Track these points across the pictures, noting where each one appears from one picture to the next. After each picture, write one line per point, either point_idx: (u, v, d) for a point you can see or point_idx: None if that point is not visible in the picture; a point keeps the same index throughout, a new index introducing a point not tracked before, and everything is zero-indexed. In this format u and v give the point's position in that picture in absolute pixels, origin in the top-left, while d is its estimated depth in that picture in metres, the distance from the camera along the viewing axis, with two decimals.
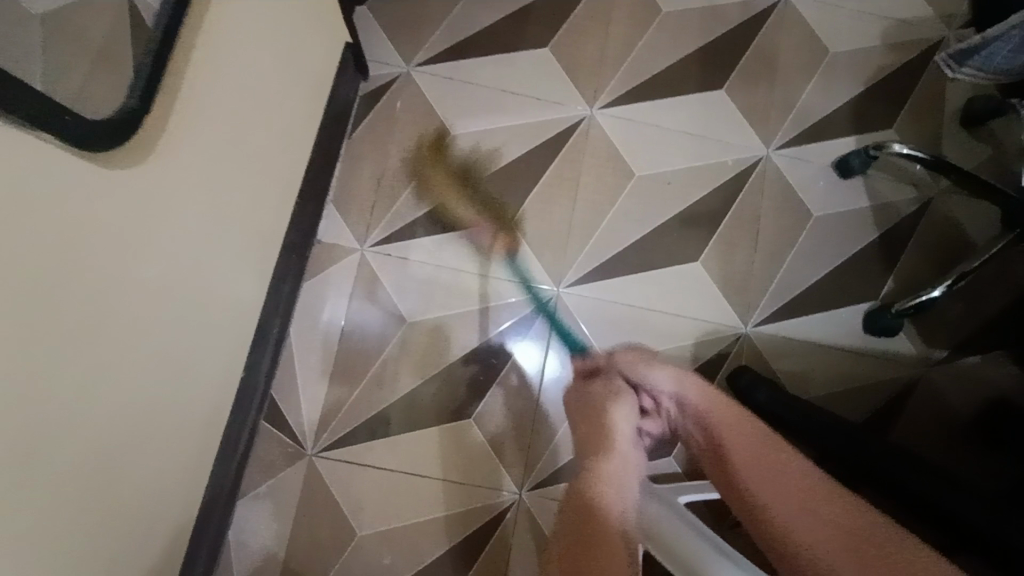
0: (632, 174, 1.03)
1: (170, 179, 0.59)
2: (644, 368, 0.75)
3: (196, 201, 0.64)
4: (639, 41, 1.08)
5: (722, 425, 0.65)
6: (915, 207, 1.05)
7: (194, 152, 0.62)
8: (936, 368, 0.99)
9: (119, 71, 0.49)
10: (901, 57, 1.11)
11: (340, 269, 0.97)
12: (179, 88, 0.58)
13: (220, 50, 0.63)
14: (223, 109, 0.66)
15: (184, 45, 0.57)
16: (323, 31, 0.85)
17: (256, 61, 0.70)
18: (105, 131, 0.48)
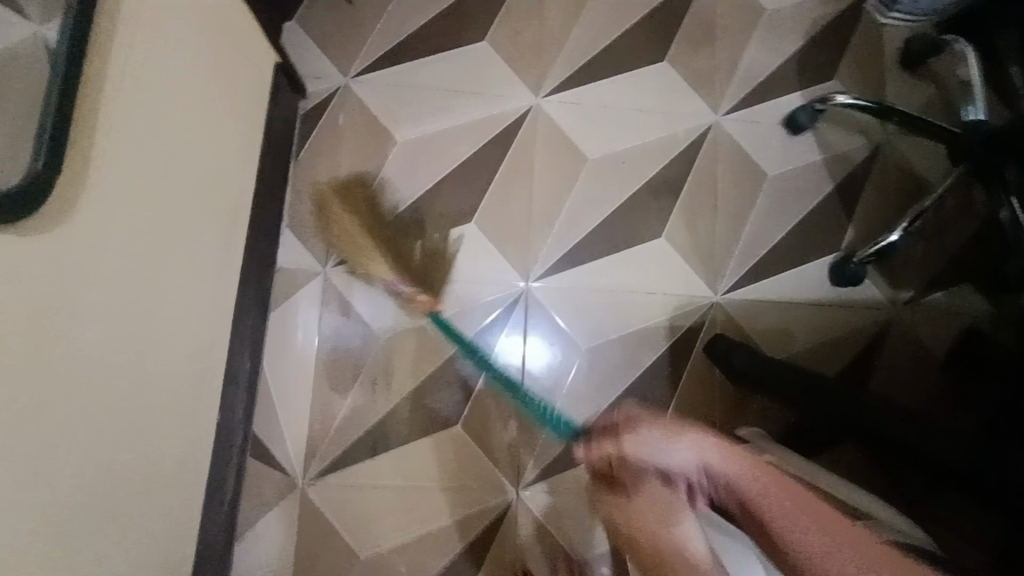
0: (586, 158, 1.03)
1: (101, 235, 0.57)
2: (655, 447, 0.54)
3: (134, 252, 0.62)
4: (575, 23, 1.07)
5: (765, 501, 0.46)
6: (867, 152, 1.06)
7: (122, 205, 0.60)
8: (905, 309, 1.02)
9: (24, 134, 0.47)
10: (835, 7, 1.11)
11: (305, 294, 0.95)
12: (92, 138, 0.55)
13: (133, 92, 0.60)
14: (146, 152, 0.63)
15: (91, 92, 0.55)
16: (246, 54, 0.83)
17: (175, 95, 0.67)
18: (12, 203, 0.46)
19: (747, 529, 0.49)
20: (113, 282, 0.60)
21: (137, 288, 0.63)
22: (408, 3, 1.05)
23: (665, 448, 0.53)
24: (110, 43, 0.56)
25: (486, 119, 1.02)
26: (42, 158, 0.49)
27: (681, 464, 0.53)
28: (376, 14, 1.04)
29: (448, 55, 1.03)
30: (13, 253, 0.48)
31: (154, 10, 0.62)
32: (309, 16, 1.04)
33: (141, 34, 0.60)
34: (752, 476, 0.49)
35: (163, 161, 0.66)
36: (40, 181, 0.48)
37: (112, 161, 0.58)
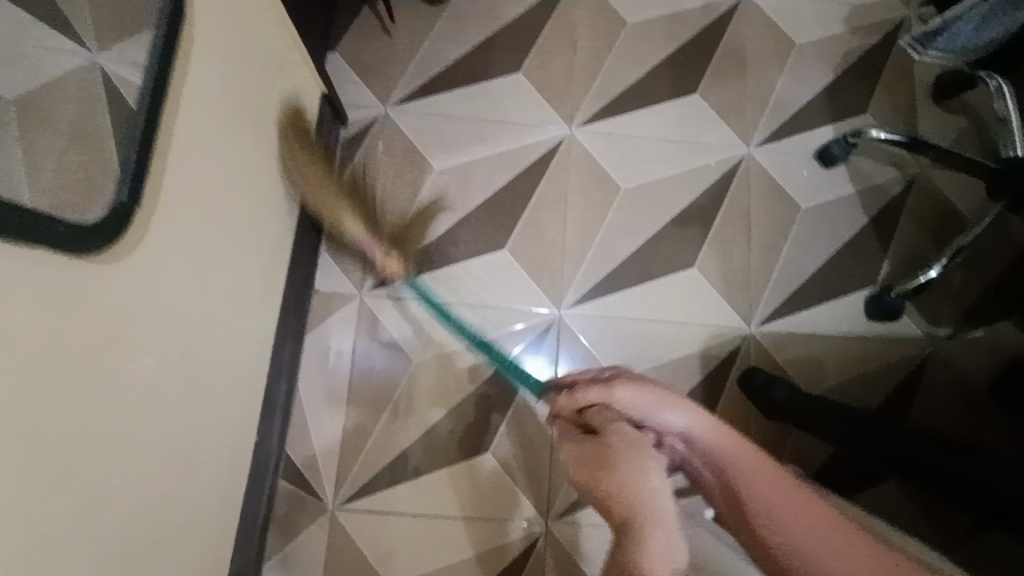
0: (619, 187, 1.03)
1: (163, 263, 0.60)
2: (652, 404, 0.56)
3: (191, 278, 0.65)
4: (608, 55, 1.09)
5: (744, 471, 0.53)
6: (901, 185, 1.06)
7: (185, 230, 0.62)
8: (943, 344, 1.00)
9: (108, 165, 0.50)
10: (866, 42, 1.12)
11: (339, 318, 0.96)
12: (163, 171, 0.58)
13: (199, 124, 0.63)
14: (207, 183, 0.66)
15: (164, 128, 0.58)
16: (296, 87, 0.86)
17: (234, 126, 0.70)
18: (97, 233, 0.49)
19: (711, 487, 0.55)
20: (173, 308, 0.62)
21: (193, 312, 0.65)
22: (445, 35, 1.08)
23: (659, 407, 0.56)
24: (182, 81, 0.59)
25: (521, 148, 1.03)
26: (123, 190, 0.52)
27: (671, 425, 0.55)
28: (414, 46, 1.07)
29: (483, 85, 1.06)
30: (85, 283, 0.50)
31: (219, 48, 0.65)
32: (350, 48, 1.07)
33: (208, 71, 0.64)
34: (735, 447, 0.54)
35: (221, 191, 0.69)
36: (121, 212, 0.51)
37: (178, 192, 0.61)
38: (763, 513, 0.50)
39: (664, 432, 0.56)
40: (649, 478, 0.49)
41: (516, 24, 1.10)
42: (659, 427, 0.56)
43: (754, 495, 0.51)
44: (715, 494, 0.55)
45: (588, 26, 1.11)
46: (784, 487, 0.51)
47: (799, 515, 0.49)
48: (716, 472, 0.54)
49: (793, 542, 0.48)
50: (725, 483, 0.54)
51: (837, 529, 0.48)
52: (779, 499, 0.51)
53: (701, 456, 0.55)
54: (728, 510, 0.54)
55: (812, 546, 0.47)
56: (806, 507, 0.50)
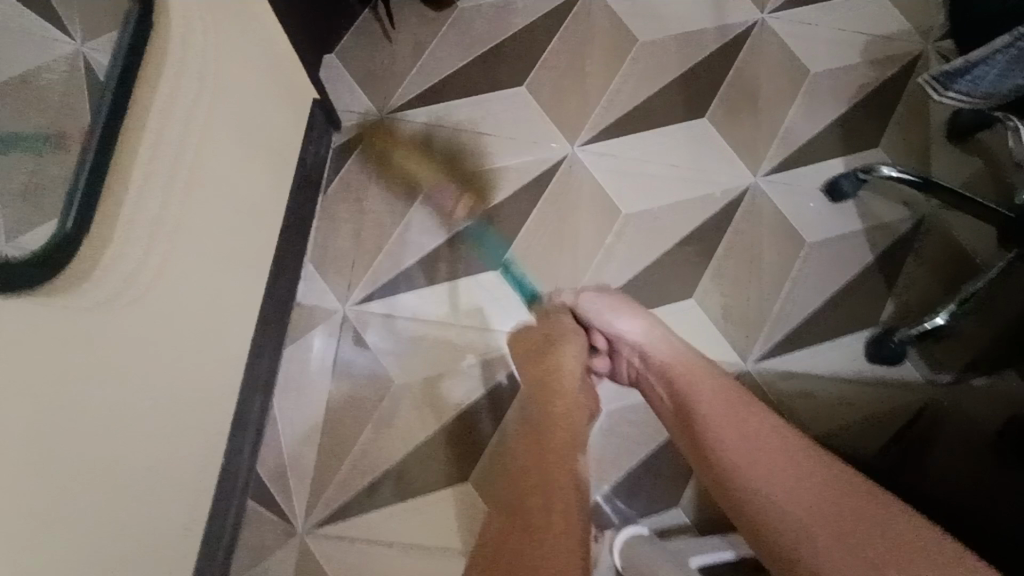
0: (619, 211, 1.00)
1: (117, 288, 0.57)
2: (610, 315, 0.75)
3: (150, 301, 0.61)
4: (616, 73, 1.06)
5: (693, 389, 0.63)
6: (911, 224, 1.03)
7: (145, 251, 0.59)
8: (944, 392, 0.97)
9: (55, 189, 0.47)
10: (881, 75, 1.10)
11: (321, 333, 0.92)
12: (124, 190, 0.55)
13: (170, 138, 0.60)
14: (177, 199, 0.63)
15: (126, 144, 0.54)
16: (287, 93, 0.82)
17: (212, 136, 0.66)
18: (34, 267, 0.45)
19: (663, 403, 0.67)
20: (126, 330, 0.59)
21: (151, 338, 0.62)
22: (449, 43, 1.04)
23: (618, 317, 0.75)
24: (152, 92, 0.56)
25: (521, 165, 1.00)
26: (70, 219, 0.48)
27: (628, 333, 0.74)
28: (416, 52, 1.04)
29: (485, 97, 1.02)
30: (19, 315, 0.46)
31: (198, 55, 0.62)
32: (350, 51, 1.03)
33: (183, 82, 0.60)
34: (684, 365, 0.68)
35: (194, 206, 0.66)
36: (66, 243, 0.48)
37: (141, 212, 0.58)
38: (712, 433, 0.57)
39: (618, 339, 0.75)
40: (571, 361, 0.73)
41: (523, 35, 1.06)
42: (616, 332, 0.75)
43: (707, 418, 0.59)
44: (671, 420, 0.65)
45: (597, 42, 1.07)
46: (740, 414, 0.58)
47: (752, 434, 0.55)
48: (659, 374, 0.69)
49: (737, 453, 0.54)
50: (682, 405, 0.63)
51: (784, 449, 0.53)
52: (729, 422, 0.57)
53: (649, 364, 0.71)
54: (681, 431, 0.63)
55: (755, 459, 0.53)
56: (761, 430, 0.55)
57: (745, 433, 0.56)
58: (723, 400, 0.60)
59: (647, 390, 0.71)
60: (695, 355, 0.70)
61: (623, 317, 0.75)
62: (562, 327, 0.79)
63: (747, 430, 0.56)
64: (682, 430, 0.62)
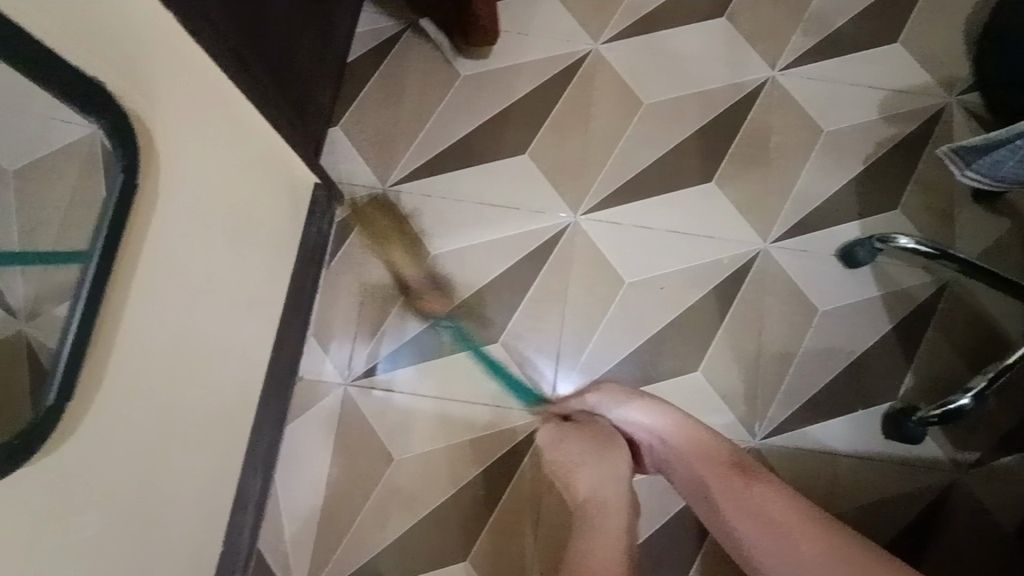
0: (622, 281, 0.98)
1: (115, 420, 0.58)
2: (619, 408, 0.75)
3: (149, 419, 0.63)
4: (622, 136, 1.05)
5: (709, 473, 0.65)
6: (932, 291, 0.98)
7: (138, 382, 0.61)
8: (969, 473, 0.92)
9: (35, 367, 0.48)
10: (901, 132, 1.05)
11: (322, 408, 0.93)
12: (116, 323, 0.57)
13: (160, 270, 0.61)
14: (170, 317, 0.64)
15: (118, 284, 0.56)
16: (282, 186, 0.83)
17: (204, 251, 0.68)
18: (13, 454, 0.47)
19: (683, 482, 0.69)
20: (122, 454, 0.60)
21: (142, 461, 0.63)
22: (454, 110, 1.05)
23: (622, 407, 0.74)
24: (147, 226, 0.59)
25: (521, 235, 0.99)
26: (53, 392, 0.50)
27: (635, 421, 0.73)
28: (421, 121, 1.05)
29: (488, 167, 1.02)
30: (14, 483, 0.48)
31: (191, 175, 0.64)
32: (355, 121, 1.05)
33: (172, 212, 0.62)
34: (695, 443, 0.69)
35: (189, 318, 0.67)
36: (49, 414, 0.50)
37: (132, 342, 0.59)
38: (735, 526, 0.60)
39: (634, 428, 0.73)
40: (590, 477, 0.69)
41: (529, 100, 1.06)
42: (625, 422, 0.74)
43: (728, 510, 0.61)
44: (691, 497, 0.69)
45: (604, 104, 1.06)
46: (750, 476, 0.63)
47: (768, 509, 0.58)
48: (677, 463, 0.69)
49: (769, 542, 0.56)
50: (700, 487, 0.66)
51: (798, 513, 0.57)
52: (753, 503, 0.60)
53: (669, 451, 0.70)
54: (704, 510, 0.66)
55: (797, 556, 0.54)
56: (775, 500, 0.59)
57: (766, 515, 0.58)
58: (734, 475, 0.63)
59: (668, 470, 0.72)
60: (706, 433, 0.70)
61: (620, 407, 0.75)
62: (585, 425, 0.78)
63: (764, 505, 0.59)
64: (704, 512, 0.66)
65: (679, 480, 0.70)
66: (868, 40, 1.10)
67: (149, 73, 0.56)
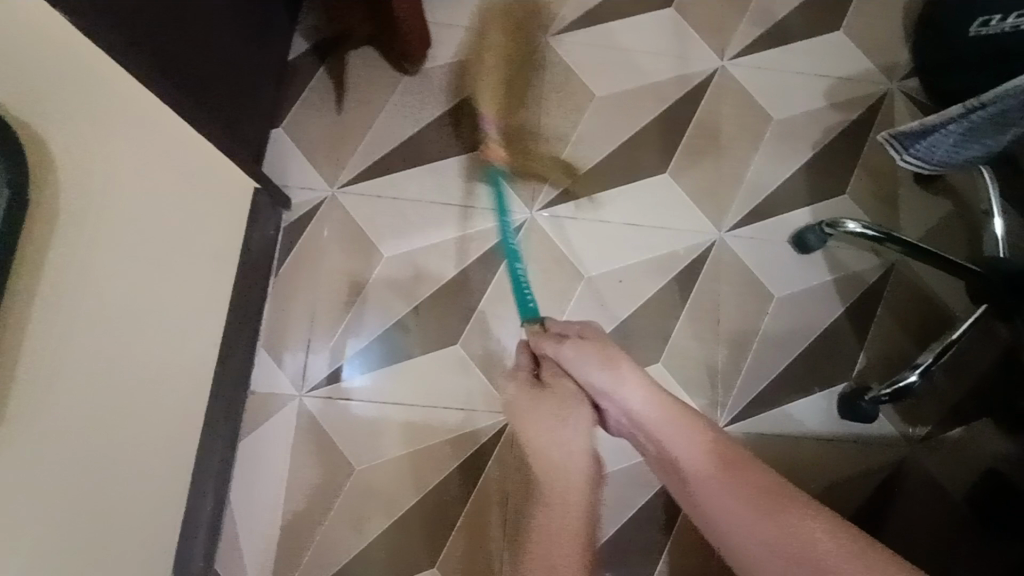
0: (581, 276, 0.98)
1: (30, 450, 0.55)
2: (591, 371, 0.63)
3: (72, 445, 0.60)
4: (576, 129, 1.04)
5: (685, 454, 0.60)
6: (880, 273, 1.01)
7: (52, 411, 0.57)
8: (920, 447, 0.95)
9: None
10: (845, 118, 1.07)
11: (276, 422, 0.90)
12: (22, 347, 0.53)
13: (70, 290, 0.57)
14: (87, 339, 0.60)
15: (18, 309, 0.52)
16: (217, 193, 0.79)
17: (124, 267, 0.64)
18: None
19: (652, 451, 0.64)
20: (39, 486, 0.56)
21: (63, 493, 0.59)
22: (404, 107, 1.02)
23: (592, 369, 0.62)
24: (49, 244, 0.55)
25: (477, 233, 0.98)
26: None
27: (612, 391, 0.62)
28: (369, 119, 1.01)
29: (440, 165, 1.00)
30: None
31: (104, 184, 0.60)
32: (299, 122, 1.01)
33: (82, 226, 0.58)
34: (671, 419, 0.62)
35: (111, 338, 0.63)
36: None
37: (40, 369, 0.55)
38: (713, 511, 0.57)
39: (609, 399, 0.64)
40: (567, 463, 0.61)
41: None
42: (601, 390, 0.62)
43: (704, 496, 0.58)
44: (658, 465, 0.65)
45: (555, 97, 1.05)
46: (726, 460, 0.59)
47: (742, 499, 0.56)
48: (648, 437, 0.63)
49: (747, 527, 0.54)
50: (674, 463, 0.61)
51: (777, 501, 0.55)
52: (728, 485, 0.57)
53: (640, 425, 0.63)
54: (674, 482, 0.62)
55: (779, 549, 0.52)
56: (753, 488, 0.56)
57: (743, 503, 0.55)
58: (707, 457, 0.59)
59: (634, 436, 0.66)
60: (681, 404, 0.63)
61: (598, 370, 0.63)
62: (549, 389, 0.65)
63: (742, 493, 0.56)
64: (673, 483, 0.63)
65: (646, 447, 0.65)
66: (812, 29, 1.11)
67: (37, 74, 0.52)
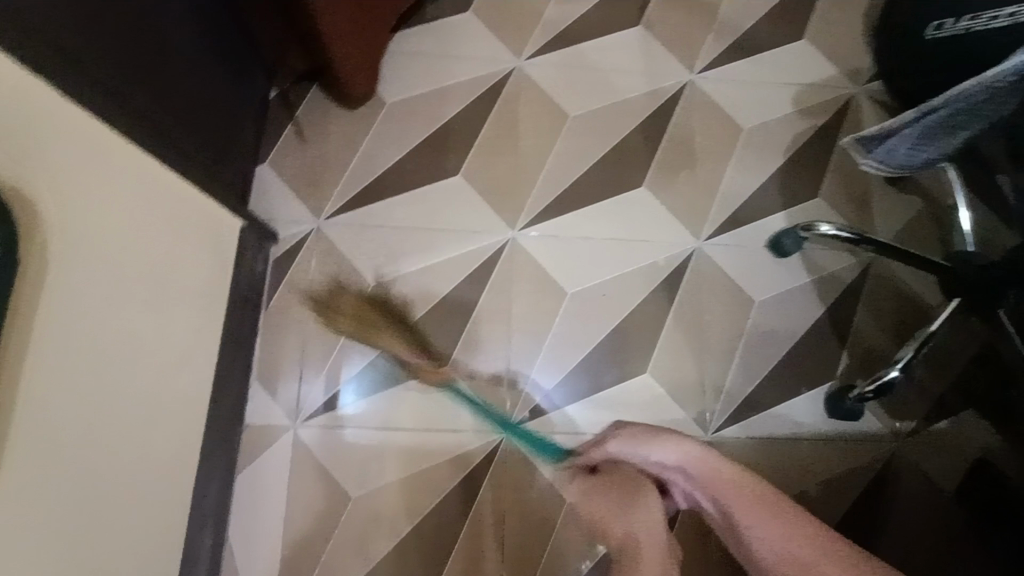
0: (565, 292, 1.00)
1: (35, 494, 0.56)
2: (644, 448, 0.66)
3: (74, 488, 0.61)
4: (552, 149, 1.06)
5: (748, 517, 0.60)
6: (857, 273, 1.03)
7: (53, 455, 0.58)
8: (908, 441, 0.97)
9: None
10: (814, 124, 1.11)
11: (273, 453, 0.91)
12: (22, 394, 0.55)
13: (63, 336, 0.59)
14: (84, 382, 0.62)
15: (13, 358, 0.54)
16: (204, 233, 0.82)
17: (115, 310, 0.66)
18: None
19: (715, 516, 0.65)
20: (45, 529, 0.57)
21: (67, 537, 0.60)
22: (384, 137, 1.05)
23: (648, 447, 0.66)
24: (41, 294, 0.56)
25: (461, 256, 1.00)
26: None
27: (664, 462, 0.65)
28: (351, 151, 1.04)
29: (422, 192, 1.03)
30: None
31: (94, 234, 0.62)
32: (282, 158, 1.04)
33: (70, 273, 0.59)
34: (734, 483, 0.63)
35: (108, 380, 0.65)
36: None
37: (38, 415, 0.56)
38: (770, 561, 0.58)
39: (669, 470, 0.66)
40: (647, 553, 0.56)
41: (458, 121, 1.07)
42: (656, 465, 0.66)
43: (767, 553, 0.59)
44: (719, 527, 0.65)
45: (530, 119, 1.08)
46: (787, 516, 0.59)
47: (808, 554, 0.57)
48: (713, 502, 0.64)
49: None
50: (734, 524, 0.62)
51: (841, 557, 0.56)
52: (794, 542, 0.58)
53: (704, 490, 0.64)
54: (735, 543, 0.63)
55: None
56: (816, 545, 0.57)
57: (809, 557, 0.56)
58: (771, 516, 0.60)
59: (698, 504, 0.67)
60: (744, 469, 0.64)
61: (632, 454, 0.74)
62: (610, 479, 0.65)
63: (804, 546, 0.57)
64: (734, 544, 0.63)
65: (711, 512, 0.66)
66: (775, 40, 1.15)
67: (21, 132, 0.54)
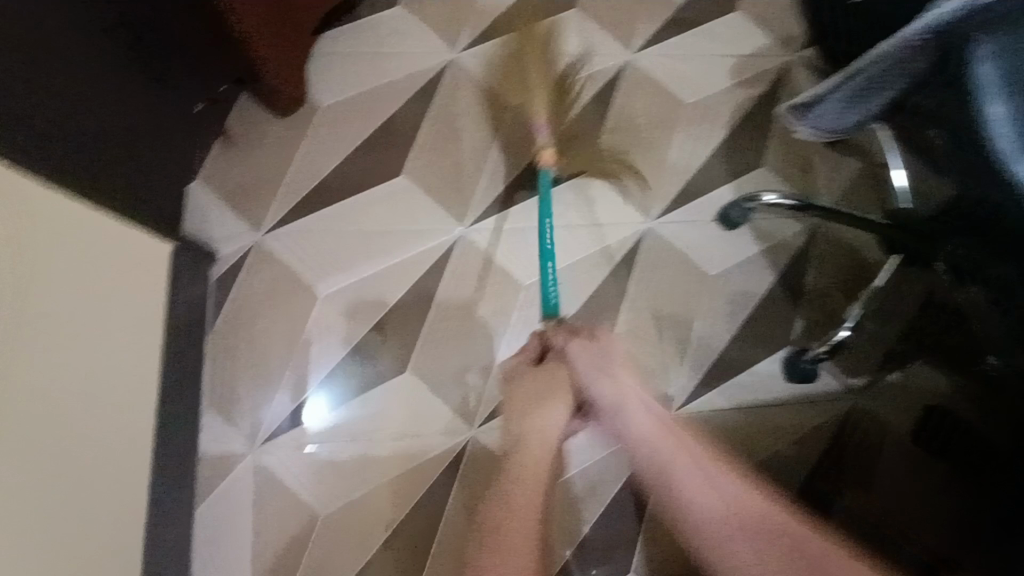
0: (520, 284, 0.98)
1: None
2: (589, 377, 0.71)
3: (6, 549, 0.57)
4: (496, 140, 1.05)
5: (661, 449, 0.64)
6: (804, 238, 1.05)
7: None
8: (864, 398, 0.99)
9: None
10: (751, 94, 1.11)
11: (233, 479, 0.88)
12: None
13: None
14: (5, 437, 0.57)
15: None
16: (128, 261, 0.77)
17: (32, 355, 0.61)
18: None
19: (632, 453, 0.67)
20: None
21: None
22: (321, 143, 1.02)
23: (593, 378, 0.71)
24: None
25: (409, 258, 0.98)
26: None
27: (600, 393, 0.70)
28: (287, 160, 1.01)
29: (365, 195, 1.00)
30: None
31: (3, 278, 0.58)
32: (213, 174, 1.00)
33: None
34: (660, 432, 0.66)
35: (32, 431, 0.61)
36: None
37: None
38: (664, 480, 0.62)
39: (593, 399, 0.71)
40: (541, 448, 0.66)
41: (395, 119, 1.04)
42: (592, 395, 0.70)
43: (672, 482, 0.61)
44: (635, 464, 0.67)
45: (470, 112, 1.06)
46: (692, 451, 0.64)
47: (693, 476, 0.61)
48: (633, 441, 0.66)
49: (692, 502, 0.59)
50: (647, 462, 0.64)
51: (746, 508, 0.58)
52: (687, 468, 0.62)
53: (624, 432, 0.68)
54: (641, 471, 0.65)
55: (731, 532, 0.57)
56: (727, 499, 0.59)
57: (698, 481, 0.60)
58: (677, 447, 0.64)
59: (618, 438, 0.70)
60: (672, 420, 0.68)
61: (631, 408, 0.69)
62: (539, 387, 0.72)
63: (704, 482, 0.60)
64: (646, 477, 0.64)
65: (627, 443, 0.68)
66: (708, 13, 1.15)
67: None
